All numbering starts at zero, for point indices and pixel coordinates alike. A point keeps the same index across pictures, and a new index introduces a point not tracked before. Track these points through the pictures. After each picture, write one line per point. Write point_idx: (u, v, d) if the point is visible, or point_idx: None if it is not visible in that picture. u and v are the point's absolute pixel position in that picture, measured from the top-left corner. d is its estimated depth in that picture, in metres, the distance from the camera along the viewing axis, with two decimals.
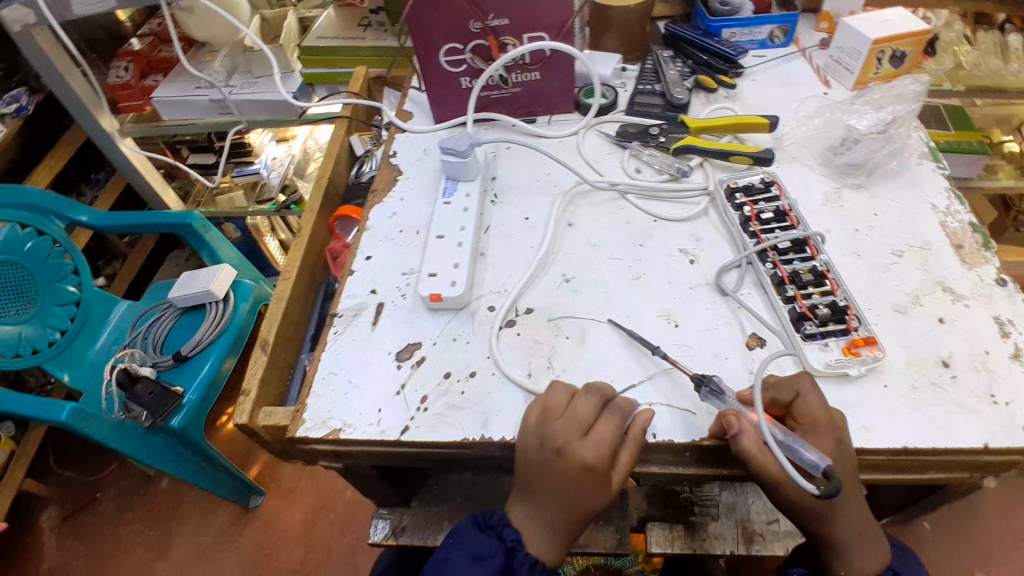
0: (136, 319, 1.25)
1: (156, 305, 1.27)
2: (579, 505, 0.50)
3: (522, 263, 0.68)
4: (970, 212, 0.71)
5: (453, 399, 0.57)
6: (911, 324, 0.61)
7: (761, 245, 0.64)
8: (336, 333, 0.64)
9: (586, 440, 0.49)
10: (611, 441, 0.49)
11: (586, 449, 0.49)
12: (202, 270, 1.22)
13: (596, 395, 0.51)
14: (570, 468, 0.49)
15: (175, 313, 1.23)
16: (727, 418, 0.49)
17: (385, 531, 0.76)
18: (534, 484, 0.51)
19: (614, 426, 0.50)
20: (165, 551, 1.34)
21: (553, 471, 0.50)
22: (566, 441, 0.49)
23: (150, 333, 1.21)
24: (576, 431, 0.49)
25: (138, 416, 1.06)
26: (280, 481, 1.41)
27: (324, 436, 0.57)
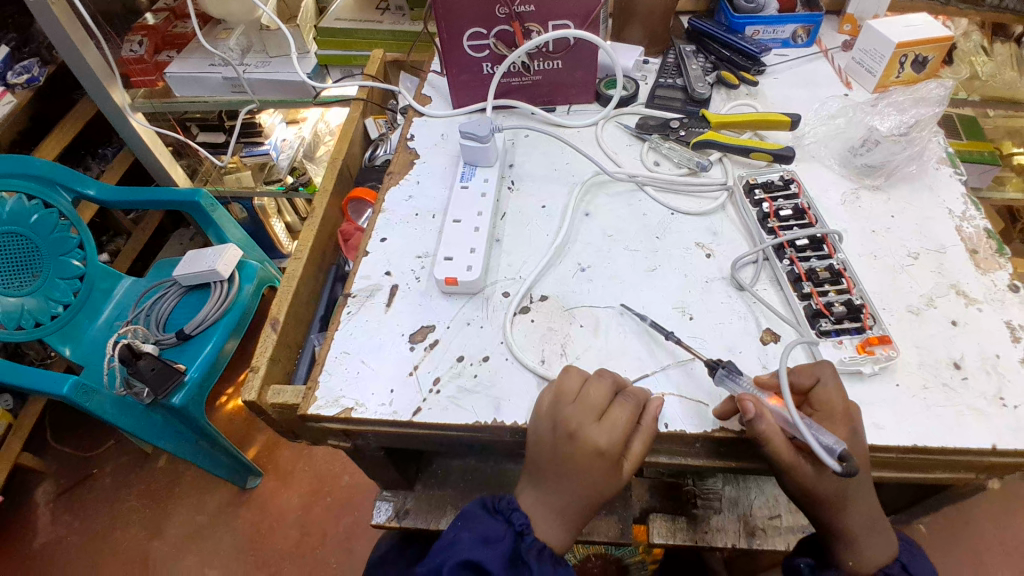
0: (140, 296, 1.25)
1: (161, 283, 1.27)
2: (591, 490, 0.50)
3: (537, 250, 0.68)
4: (985, 218, 0.71)
5: (466, 382, 0.57)
6: (924, 325, 0.61)
7: (779, 241, 0.64)
8: (349, 313, 0.64)
9: (599, 424, 0.49)
10: (624, 427, 0.49)
11: (599, 433, 0.49)
12: (210, 249, 1.22)
13: (608, 381, 0.51)
14: (582, 453, 0.49)
15: (178, 291, 1.24)
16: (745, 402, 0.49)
17: (387, 514, 0.76)
18: (546, 466, 0.51)
19: (628, 413, 0.49)
20: (161, 529, 1.34)
21: (565, 454, 0.50)
22: (579, 425, 0.49)
23: (155, 309, 1.21)
24: (589, 416, 0.49)
25: (139, 393, 1.06)
26: (278, 463, 1.41)
27: (336, 415, 0.57)
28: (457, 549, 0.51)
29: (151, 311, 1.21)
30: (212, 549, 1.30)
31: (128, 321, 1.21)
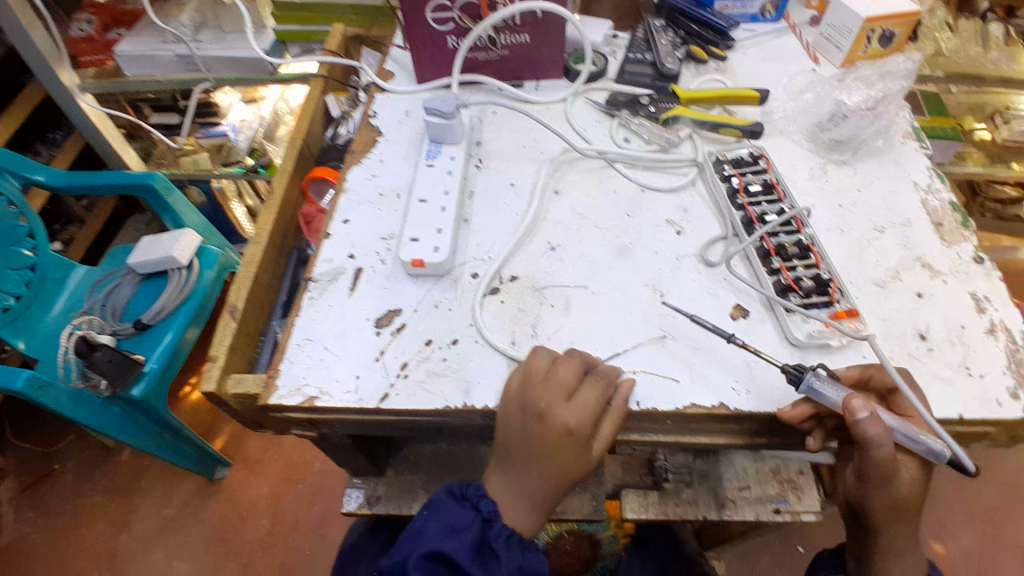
0: (94, 286, 1.19)
1: (116, 270, 1.22)
2: (561, 471, 0.49)
3: (506, 229, 0.66)
4: (949, 191, 0.72)
5: (435, 366, 0.56)
6: (890, 297, 0.62)
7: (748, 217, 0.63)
8: (310, 298, 0.62)
9: (570, 404, 0.48)
10: (594, 405, 0.48)
11: (570, 413, 0.48)
12: (166, 235, 1.17)
13: (578, 360, 0.50)
14: (552, 432, 0.48)
15: (135, 279, 1.19)
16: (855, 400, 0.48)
17: (358, 501, 0.75)
18: (516, 449, 0.50)
19: (599, 392, 0.49)
20: (129, 523, 1.29)
21: (535, 437, 0.49)
22: (549, 405, 0.48)
23: (109, 300, 1.16)
24: (560, 395, 0.48)
25: (96, 385, 1.02)
26: (247, 452, 1.38)
27: (299, 404, 0.54)
28: (423, 540, 0.49)
29: (105, 300, 1.17)
30: (180, 543, 1.26)
31: (84, 310, 1.16)
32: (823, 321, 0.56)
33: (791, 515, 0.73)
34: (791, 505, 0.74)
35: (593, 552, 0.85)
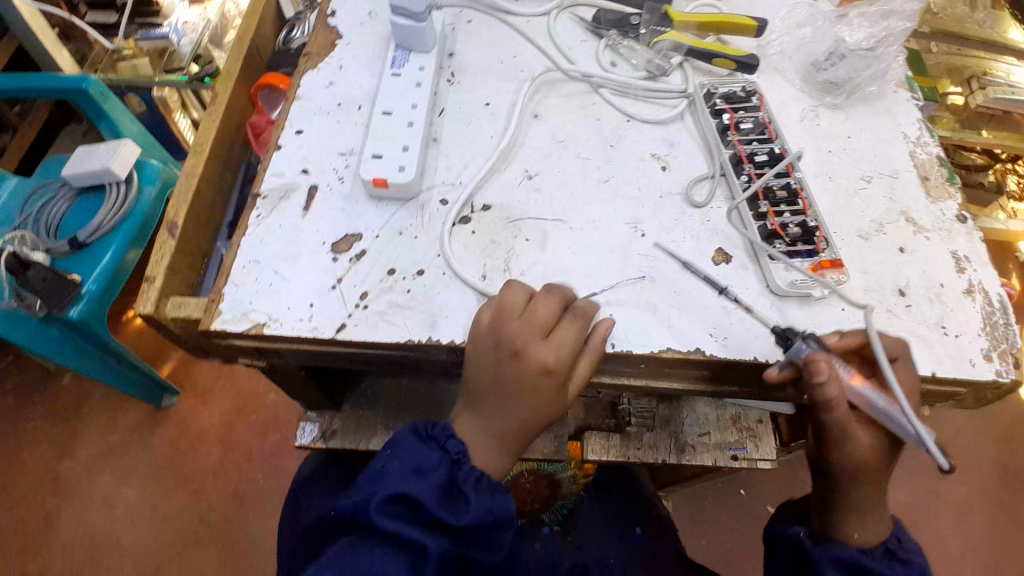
0: (27, 198, 1.11)
1: (50, 183, 1.13)
2: (535, 413, 0.47)
3: (479, 152, 0.60)
4: (938, 145, 0.70)
5: (398, 297, 0.51)
6: (872, 250, 0.61)
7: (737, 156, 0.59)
8: (258, 217, 0.55)
9: (546, 343, 0.46)
10: (572, 345, 0.46)
11: (547, 352, 0.45)
12: (102, 145, 1.06)
13: (556, 298, 0.47)
14: (529, 373, 0.45)
15: (71, 193, 1.10)
16: (818, 363, 0.47)
17: (313, 435, 0.72)
18: (486, 391, 0.47)
19: (577, 330, 0.46)
20: (73, 449, 1.24)
21: (509, 377, 0.46)
22: (525, 343, 0.45)
23: (43, 213, 1.07)
24: (536, 333, 0.45)
25: (30, 305, 0.95)
26: (196, 381, 1.32)
27: (245, 331, 0.50)
28: (387, 480, 0.45)
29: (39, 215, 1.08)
30: (128, 468, 1.22)
31: (17, 225, 1.07)
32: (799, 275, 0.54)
33: (748, 462, 0.75)
34: (748, 452, 0.76)
35: (552, 492, 0.80)
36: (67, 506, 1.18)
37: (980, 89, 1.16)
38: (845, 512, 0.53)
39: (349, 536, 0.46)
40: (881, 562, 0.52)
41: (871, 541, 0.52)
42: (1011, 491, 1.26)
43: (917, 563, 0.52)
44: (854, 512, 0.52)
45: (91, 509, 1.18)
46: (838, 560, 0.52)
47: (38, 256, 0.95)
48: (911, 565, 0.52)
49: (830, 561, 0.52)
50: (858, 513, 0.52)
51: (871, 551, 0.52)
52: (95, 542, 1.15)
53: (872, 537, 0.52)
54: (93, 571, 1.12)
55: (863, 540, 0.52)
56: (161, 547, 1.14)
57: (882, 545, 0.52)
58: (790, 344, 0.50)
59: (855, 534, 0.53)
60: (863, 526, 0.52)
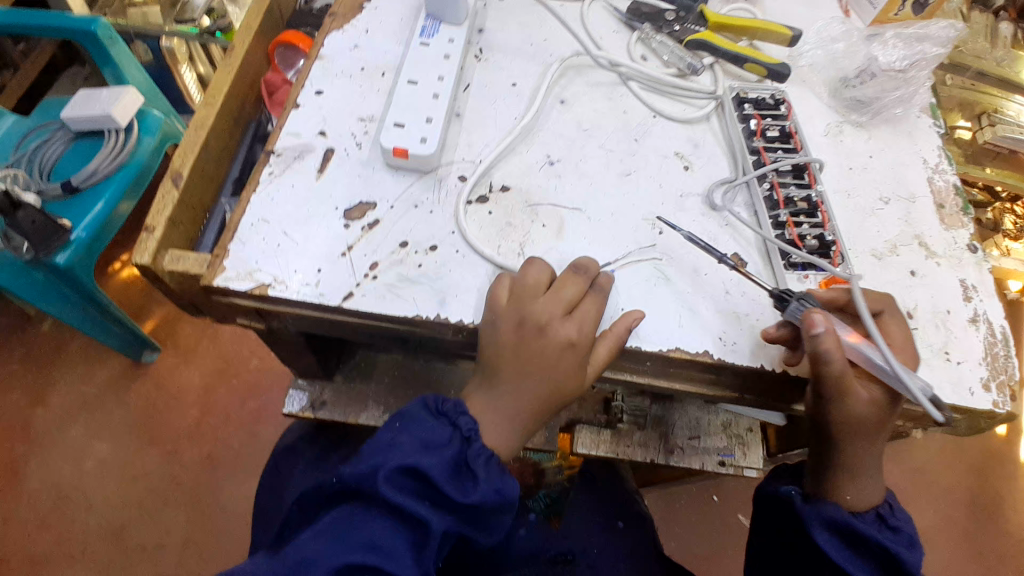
0: (24, 138, 1.08)
1: (49, 124, 1.10)
2: (552, 395, 0.47)
3: (502, 131, 0.59)
4: (955, 174, 0.69)
5: (407, 271, 0.50)
6: (883, 271, 0.61)
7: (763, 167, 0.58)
8: (270, 174, 0.54)
9: (568, 319, 0.46)
10: (592, 325, 0.47)
11: (571, 327, 0.46)
12: (105, 90, 1.04)
13: (583, 276, 0.48)
14: (552, 347, 0.46)
15: (68, 136, 1.07)
16: (815, 316, 0.46)
17: (302, 404, 0.71)
18: (505, 365, 0.47)
19: (597, 311, 0.47)
20: (45, 397, 1.21)
21: (532, 352, 0.46)
22: (549, 318, 0.46)
23: (37, 155, 1.04)
24: (559, 309, 0.46)
25: (17, 247, 0.92)
26: (179, 339, 1.29)
27: (249, 291, 0.49)
28: (397, 453, 0.45)
29: (34, 156, 1.05)
30: (102, 422, 1.20)
31: (10, 164, 1.04)
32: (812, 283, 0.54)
33: (734, 469, 0.75)
34: (736, 459, 0.75)
35: (535, 481, 0.79)
36: (36, 455, 1.16)
37: (989, 124, 1.09)
38: (844, 473, 0.53)
39: (349, 505, 0.45)
40: (872, 526, 0.53)
41: (863, 505, 0.53)
42: (977, 521, 1.22)
43: (906, 532, 0.53)
44: (851, 475, 0.52)
45: (61, 460, 1.16)
46: (828, 519, 0.53)
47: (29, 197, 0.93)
48: (899, 532, 0.53)
49: (821, 521, 0.53)
50: (855, 474, 0.52)
51: (862, 514, 0.53)
52: (63, 494, 1.13)
53: (865, 500, 0.53)
54: (58, 523, 1.10)
55: (855, 502, 0.53)
56: (130, 505, 1.13)
57: (874, 509, 0.53)
58: (787, 306, 0.50)
59: (848, 494, 0.53)
60: (856, 490, 0.53)
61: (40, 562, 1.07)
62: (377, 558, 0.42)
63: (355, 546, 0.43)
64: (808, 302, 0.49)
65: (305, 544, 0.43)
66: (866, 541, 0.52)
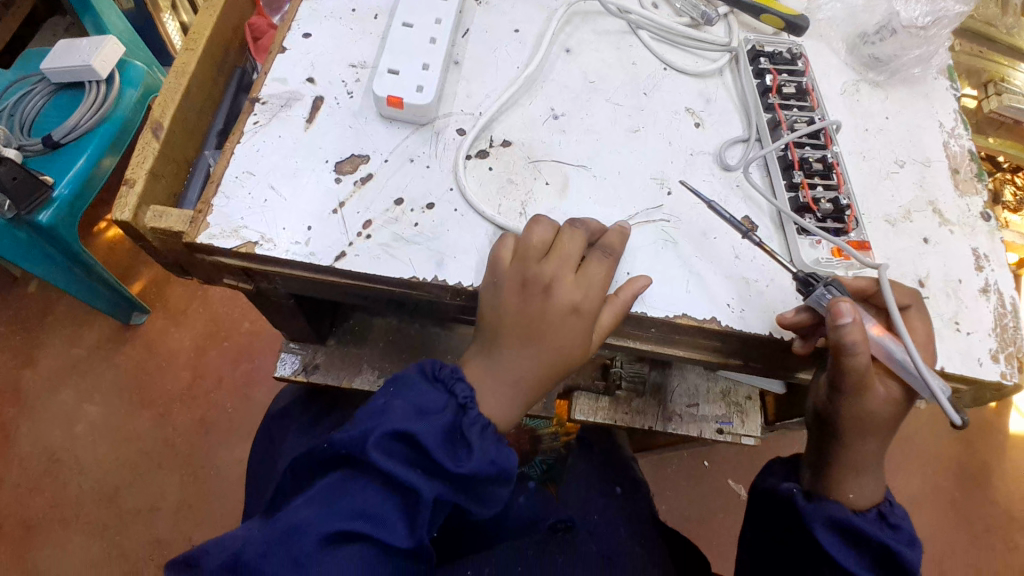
0: (2, 91, 1.03)
1: (30, 77, 1.04)
2: (557, 362, 0.45)
3: (503, 81, 0.55)
4: (971, 139, 0.66)
5: (403, 231, 0.47)
6: (896, 237, 0.59)
7: (784, 143, 0.54)
8: (256, 124, 0.50)
9: (576, 279, 0.44)
10: (599, 289, 0.44)
11: (574, 292, 0.44)
12: (84, 39, 0.99)
13: (582, 232, 0.45)
14: (554, 313, 0.44)
15: (49, 89, 1.02)
16: (841, 305, 0.44)
17: (294, 367, 0.69)
18: (505, 330, 0.45)
19: (605, 273, 0.45)
20: (33, 359, 1.19)
21: (535, 316, 0.44)
22: (557, 275, 0.44)
23: (17, 109, 0.99)
24: (570, 268, 0.44)
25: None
26: (168, 301, 1.26)
27: (234, 248, 0.46)
28: (387, 418, 0.42)
29: (14, 110, 1.00)
30: (92, 384, 1.18)
31: None
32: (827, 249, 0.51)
33: (732, 437, 0.73)
34: (734, 428, 0.73)
35: (533, 448, 0.81)
36: (24, 418, 1.14)
37: (994, 93, 1.01)
38: (846, 471, 0.50)
39: (341, 472, 0.43)
40: (873, 524, 0.50)
41: (866, 502, 0.51)
42: (964, 488, 1.24)
43: (906, 529, 0.51)
44: (853, 473, 0.50)
45: (51, 423, 1.14)
46: (829, 518, 0.51)
47: (8, 153, 0.89)
48: (899, 530, 0.51)
49: (822, 519, 0.51)
50: (857, 471, 0.50)
51: (864, 512, 0.51)
52: (54, 457, 1.11)
53: (868, 497, 0.51)
54: (51, 486, 1.09)
55: (857, 500, 0.51)
56: (123, 467, 1.12)
57: (875, 507, 0.51)
58: (811, 291, 0.47)
59: (851, 493, 0.51)
60: (860, 486, 0.50)
61: (34, 525, 1.06)
62: (367, 525, 0.41)
63: (345, 513, 0.41)
64: (834, 290, 0.46)
65: (296, 510, 0.42)
66: (867, 539, 0.50)
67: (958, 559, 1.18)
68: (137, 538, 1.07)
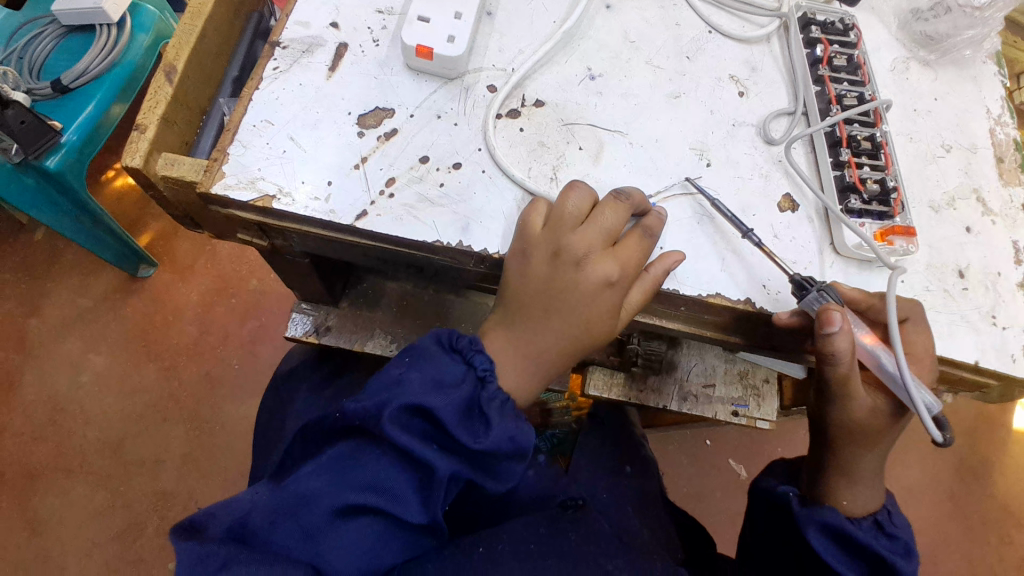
0: (12, 34, 1.00)
1: (40, 18, 1.01)
2: (583, 336, 0.43)
3: (538, 36, 0.52)
4: (1016, 128, 0.62)
5: (428, 191, 0.45)
6: (939, 224, 0.55)
7: (835, 120, 0.51)
8: (275, 69, 0.48)
9: (612, 253, 0.42)
10: (636, 263, 0.42)
11: (610, 265, 0.41)
12: None
13: (626, 204, 0.42)
14: (587, 286, 0.41)
15: (59, 32, 0.98)
16: (832, 312, 0.42)
17: (305, 328, 0.67)
18: (530, 300, 0.42)
19: (640, 251, 0.42)
20: (40, 307, 1.18)
21: (565, 287, 0.42)
22: (589, 251, 0.41)
23: (26, 52, 0.96)
24: (601, 242, 0.41)
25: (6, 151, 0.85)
26: (176, 256, 1.24)
27: (252, 202, 0.43)
28: (404, 389, 0.41)
29: (23, 53, 0.96)
30: (98, 334, 1.17)
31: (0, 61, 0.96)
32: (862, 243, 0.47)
33: (747, 420, 0.71)
34: (749, 410, 0.71)
35: (543, 421, 0.77)
36: (30, 365, 1.14)
37: None
38: (836, 475, 0.49)
39: (353, 440, 0.42)
40: (868, 533, 0.48)
41: (859, 510, 0.49)
42: (963, 481, 1.19)
43: (903, 539, 0.48)
44: (847, 479, 0.49)
45: (57, 372, 1.14)
46: (824, 523, 0.48)
47: (18, 97, 0.86)
48: (896, 540, 0.48)
49: (817, 524, 0.49)
50: (851, 478, 0.48)
51: (858, 521, 0.49)
52: (59, 406, 1.12)
53: (862, 505, 0.49)
54: (56, 434, 1.10)
55: (851, 508, 0.49)
56: (128, 419, 1.12)
57: (871, 516, 0.49)
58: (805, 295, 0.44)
59: (844, 499, 0.49)
60: (854, 494, 0.49)
61: (37, 472, 1.07)
62: (379, 500, 0.40)
63: (356, 486, 0.40)
64: (828, 296, 0.43)
65: (307, 478, 0.41)
66: (861, 548, 0.48)
67: (952, 551, 1.14)
68: (141, 489, 1.08)
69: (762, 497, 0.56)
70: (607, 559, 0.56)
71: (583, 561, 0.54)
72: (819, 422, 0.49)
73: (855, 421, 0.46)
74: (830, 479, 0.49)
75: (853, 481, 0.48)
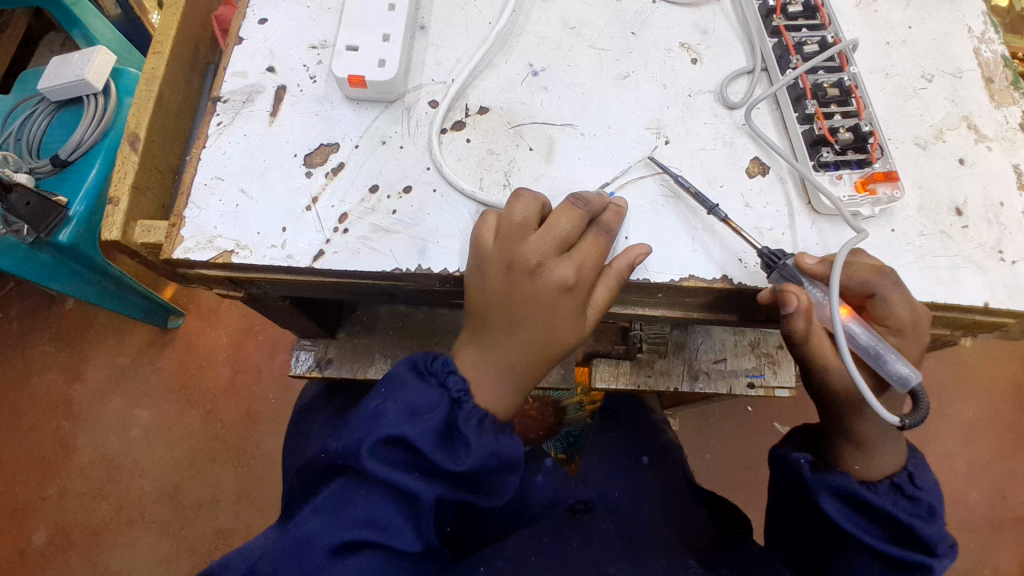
0: (7, 116, 1.03)
1: (31, 97, 1.04)
2: (553, 341, 0.42)
3: (474, 40, 0.51)
4: (1004, 41, 0.58)
5: (382, 220, 0.45)
6: (929, 161, 0.52)
7: (795, 74, 0.48)
8: (219, 125, 0.48)
9: (568, 258, 0.41)
10: (597, 263, 0.41)
11: (567, 268, 0.40)
12: (75, 53, 0.96)
13: (583, 210, 0.41)
14: (546, 292, 0.40)
15: (50, 108, 1.01)
16: (788, 294, 0.41)
17: (308, 364, 0.67)
18: (494, 314, 0.42)
19: (601, 250, 0.41)
20: (81, 372, 1.23)
21: (524, 298, 0.41)
22: (542, 259, 0.40)
23: (23, 133, 0.99)
24: (553, 248, 0.40)
25: (19, 232, 0.87)
26: (200, 302, 1.28)
27: (212, 260, 0.44)
28: (380, 422, 0.40)
29: (19, 133, 1.00)
30: (139, 390, 1.21)
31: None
32: (831, 203, 0.45)
33: (764, 390, 0.68)
34: (765, 379, 0.68)
35: (558, 420, 0.79)
36: (81, 428, 1.19)
37: None
38: (848, 443, 0.47)
39: (344, 478, 0.42)
40: (886, 497, 0.46)
41: (876, 474, 0.47)
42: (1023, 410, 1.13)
43: (926, 500, 0.46)
44: (858, 446, 0.46)
45: (107, 430, 1.18)
46: (835, 488, 0.47)
47: (20, 180, 0.87)
48: (918, 501, 0.46)
49: (829, 490, 0.47)
50: (863, 445, 0.46)
51: (875, 485, 0.46)
52: (113, 462, 1.16)
53: (879, 469, 0.46)
54: (114, 490, 1.14)
55: (865, 472, 0.47)
56: (178, 467, 1.16)
57: (888, 478, 0.47)
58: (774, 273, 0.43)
59: (856, 464, 0.47)
60: (868, 459, 0.46)
61: (102, 529, 1.12)
62: (374, 534, 0.40)
63: (350, 522, 0.40)
64: (790, 275, 0.43)
65: (306, 522, 0.41)
66: (879, 512, 0.46)
67: (1020, 483, 1.09)
68: (199, 531, 1.11)
69: (778, 472, 0.53)
70: (610, 562, 0.54)
71: (585, 565, 0.54)
72: (818, 396, 0.47)
73: (852, 393, 0.44)
74: (840, 446, 0.47)
75: (868, 446, 0.46)
